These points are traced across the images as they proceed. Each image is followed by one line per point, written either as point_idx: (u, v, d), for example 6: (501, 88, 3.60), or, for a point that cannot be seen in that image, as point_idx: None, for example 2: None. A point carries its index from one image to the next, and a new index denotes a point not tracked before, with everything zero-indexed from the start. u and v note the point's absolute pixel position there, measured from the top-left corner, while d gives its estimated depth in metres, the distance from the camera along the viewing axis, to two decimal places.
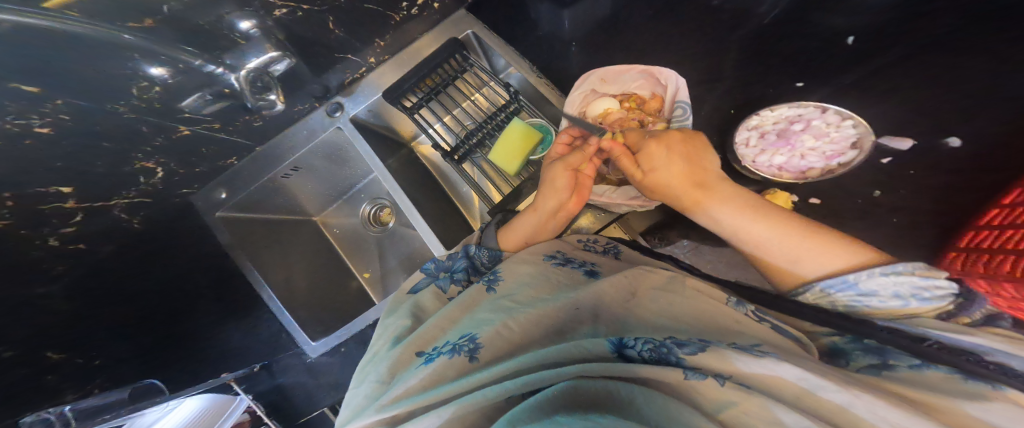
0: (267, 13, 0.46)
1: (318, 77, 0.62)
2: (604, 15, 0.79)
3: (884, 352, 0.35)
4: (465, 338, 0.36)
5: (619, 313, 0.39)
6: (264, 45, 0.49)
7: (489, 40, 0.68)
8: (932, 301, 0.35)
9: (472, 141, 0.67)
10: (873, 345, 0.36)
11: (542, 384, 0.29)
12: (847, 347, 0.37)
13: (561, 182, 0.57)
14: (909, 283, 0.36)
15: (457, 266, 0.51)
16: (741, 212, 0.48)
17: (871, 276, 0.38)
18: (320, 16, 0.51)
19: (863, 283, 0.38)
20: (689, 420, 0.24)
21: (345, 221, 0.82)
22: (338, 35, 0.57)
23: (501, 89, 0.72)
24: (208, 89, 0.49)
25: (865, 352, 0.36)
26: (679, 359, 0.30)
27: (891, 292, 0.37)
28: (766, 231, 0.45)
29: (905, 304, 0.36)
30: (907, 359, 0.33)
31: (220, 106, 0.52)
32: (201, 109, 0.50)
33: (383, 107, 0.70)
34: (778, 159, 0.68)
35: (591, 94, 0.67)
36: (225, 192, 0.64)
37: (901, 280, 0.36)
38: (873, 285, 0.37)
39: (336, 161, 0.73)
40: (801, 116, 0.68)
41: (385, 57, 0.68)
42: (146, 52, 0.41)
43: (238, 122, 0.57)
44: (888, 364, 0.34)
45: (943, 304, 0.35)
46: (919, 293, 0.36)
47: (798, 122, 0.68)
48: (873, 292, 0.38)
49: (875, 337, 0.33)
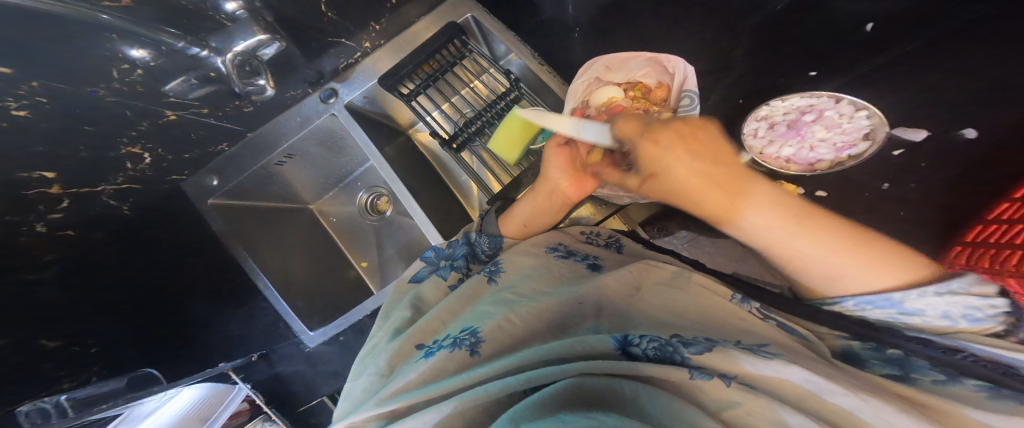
0: None
1: (311, 62, 0.60)
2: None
3: (906, 364, 0.34)
4: (466, 332, 0.36)
5: (623, 308, 0.39)
6: (255, 30, 0.47)
7: (490, 25, 0.66)
8: (982, 321, 0.36)
9: (471, 128, 0.66)
10: (896, 356, 0.35)
11: (545, 380, 0.28)
12: (864, 355, 0.36)
13: (552, 162, 0.57)
14: (962, 304, 0.36)
15: (457, 254, 0.50)
16: (778, 224, 0.41)
17: (922, 296, 0.37)
18: None
19: (910, 302, 0.37)
20: (695, 421, 0.24)
21: (342, 209, 0.81)
22: (330, 18, 0.55)
23: (501, 76, 0.70)
24: (194, 72, 0.47)
25: (884, 362, 0.35)
26: (684, 358, 0.30)
27: (940, 312, 0.37)
28: (806, 246, 0.40)
29: (953, 324, 0.36)
30: (931, 374, 0.32)
31: (210, 88, 0.50)
32: (187, 94, 0.48)
33: (379, 93, 0.68)
34: (787, 151, 0.67)
35: (595, 82, 0.65)
36: (216, 179, 0.62)
37: (954, 301, 0.36)
38: (920, 304, 0.37)
39: (332, 148, 0.71)
40: (813, 107, 0.66)
41: (381, 42, 0.65)
42: (126, 34, 0.39)
43: (227, 108, 0.55)
44: (909, 376, 0.33)
45: (992, 325, 0.36)
46: (970, 314, 0.36)
47: (810, 113, 0.66)
48: (917, 311, 0.37)
49: (904, 346, 0.34)
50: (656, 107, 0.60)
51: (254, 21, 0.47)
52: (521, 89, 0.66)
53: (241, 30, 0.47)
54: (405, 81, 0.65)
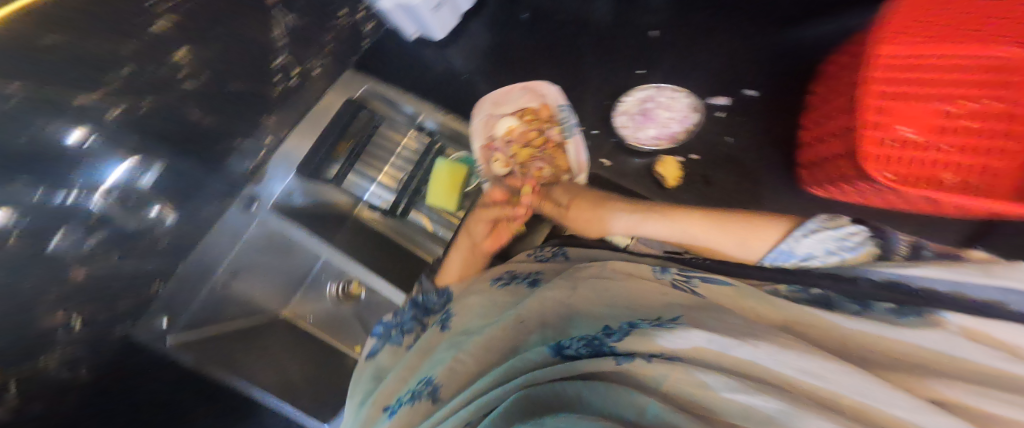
0: (99, 116, 0.39)
1: (221, 172, 0.57)
2: (481, 35, 0.85)
3: (829, 300, 0.37)
4: (422, 382, 0.38)
5: (559, 312, 0.41)
6: (121, 154, 0.42)
7: (392, 94, 0.76)
8: (858, 247, 0.44)
9: (409, 190, 0.77)
10: (820, 295, 0.37)
11: (497, 400, 0.31)
12: (796, 296, 0.38)
13: (477, 228, 0.63)
14: (833, 238, 0.45)
15: (405, 318, 0.52)
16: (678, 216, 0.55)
17: (802, 238, 0.45)
18: (174, 104, 0.47)
19: (800, 247, 0.45)
20: (629, 397, 0.25)
21: (315, 306, 0.82)
22: (208, 122, 0.53)
23: (417, 135, 0.78)
24: (69, 222, 0.39)
25: (813, 301, 0.37)
26: (610, 348, 0.32)
27: (825, 249, 0.44)
28: (706, 224, 0.52)
29: (841, 256, 0.43)
30: (850, 306, 0.36)
31: (100, 234, 0.43)
32: (79, 248, 0.41)
33: (311, 185, 0.69)
34: (651, 132, 0.74)
35: (489, 119, 0.71)
36: (166, 318, 0.54)
37: (823, 237, 0.44)
38: (806, 248, 0.45)
39: (281, 251, 0.69)
40: (649, 96, 0.76)
41: (285, 131, 0.67)
42: (54, 179, 0.36)
43: (139, 246, 0.49)
44: (835, 309, 0.36)
45: (869, 247, 0.44)
46: (844, 244, 0.44)
47: (649, 101, 0.75)
48: (810, 254, 0.44)
49: (819, 283, 0.38)
50: (547, 125, 0.70)
51: (112, 146, 0.41)
52: (438, 140, 0.79)
53: (99, 158, 0.40)
54: (325, 165, 0.70)
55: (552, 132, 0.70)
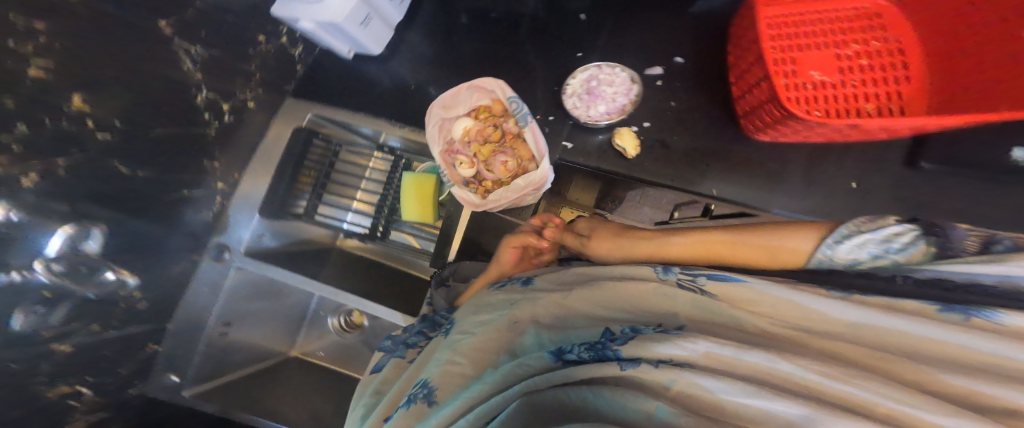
0: (16, 189, 0.34)
1: (177, 228, 0.54)
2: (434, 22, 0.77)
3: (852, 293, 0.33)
4: (420, 385, 0.39)
5: (553, 311, 0.43)
6: (54, 225, 0.38)
7: (343, 116, 0.71)
8: None
9: (383, 212, 0.78)
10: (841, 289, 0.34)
11: (502, 407, 0.33)
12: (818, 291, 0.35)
13: (505, 257, 0.64)
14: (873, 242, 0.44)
15: (415, 330, 0.55)
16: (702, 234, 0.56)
17: None
18: (103, 161, 0.41)
19: None
20: (633, 405, 0.28)
21: (321, 341, 0.82)
22: (149, 176, 0.47)
23: (382, 157, 0.79)
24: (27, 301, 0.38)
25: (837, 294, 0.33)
26: (614, 351, 0.33)
27: None
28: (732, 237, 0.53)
29: None
30: (877, 300, 0.32)
31: (65, 306, 0.42)
32: (46, 322, 0.40)
33: (287, 227, 0.72)
34: (603, 108, 0.65)
35: (443, 123, 0.68)
36: (175, 374, 0.60)
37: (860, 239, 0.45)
38: None
39: (273, 295, 0.71)
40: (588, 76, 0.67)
41: (239, 173, 0.63)
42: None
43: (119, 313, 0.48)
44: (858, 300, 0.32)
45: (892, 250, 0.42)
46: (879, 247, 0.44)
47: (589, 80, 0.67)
48: None
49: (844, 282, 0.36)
50: (502, 118, 0.67)
51: (46, 216, 0.37)
52: (404, 157, 0.79)
53: (33, 233, 0.37)
54: (293, 203, 0.72)
55: (509, 124, 0.65)
